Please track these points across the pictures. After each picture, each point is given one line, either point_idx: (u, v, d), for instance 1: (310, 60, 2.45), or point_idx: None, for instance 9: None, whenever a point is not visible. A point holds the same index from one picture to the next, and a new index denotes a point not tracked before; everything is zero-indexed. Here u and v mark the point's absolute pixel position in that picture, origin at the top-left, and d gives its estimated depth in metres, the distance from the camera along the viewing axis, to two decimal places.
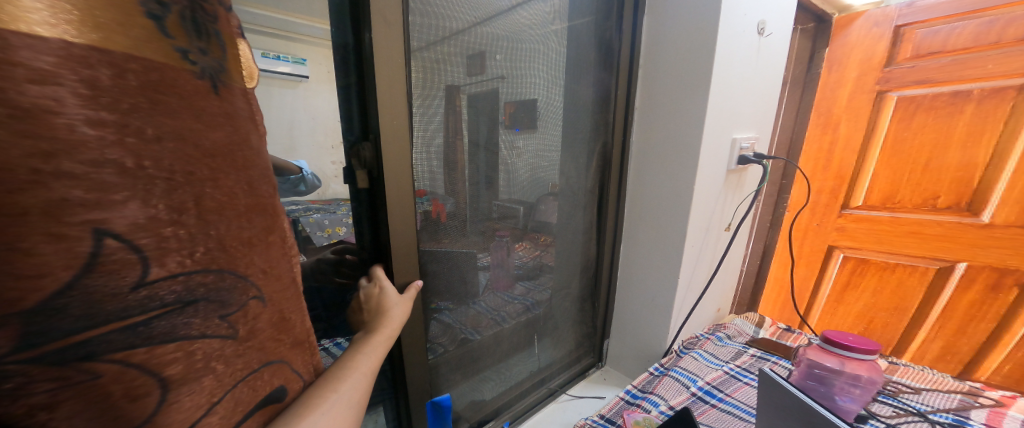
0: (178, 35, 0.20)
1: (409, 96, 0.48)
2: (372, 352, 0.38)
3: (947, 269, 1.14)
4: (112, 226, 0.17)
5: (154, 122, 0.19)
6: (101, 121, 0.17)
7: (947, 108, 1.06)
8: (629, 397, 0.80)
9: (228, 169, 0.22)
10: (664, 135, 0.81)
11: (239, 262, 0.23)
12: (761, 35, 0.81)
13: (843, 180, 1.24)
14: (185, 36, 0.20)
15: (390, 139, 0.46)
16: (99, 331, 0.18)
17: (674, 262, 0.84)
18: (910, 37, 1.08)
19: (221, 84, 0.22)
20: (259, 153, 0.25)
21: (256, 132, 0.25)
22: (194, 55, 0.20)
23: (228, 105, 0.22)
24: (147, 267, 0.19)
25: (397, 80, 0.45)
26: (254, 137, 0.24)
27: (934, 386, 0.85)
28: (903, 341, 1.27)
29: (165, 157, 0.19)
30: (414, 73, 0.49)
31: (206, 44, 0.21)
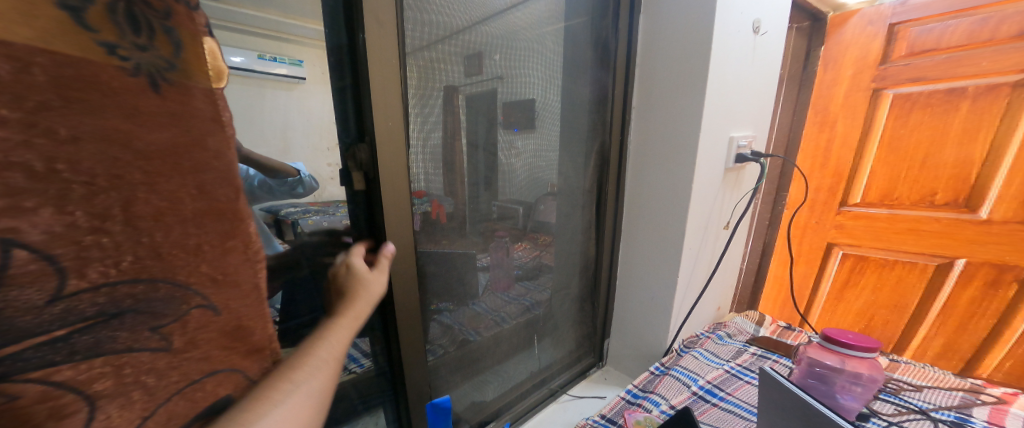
0: (107, 31, 0.20)
1: (405, 97, 0.48)
2: (340, 332, 0.35)
3: (945, 266, 1.14)
4: (22, 236, 0.18)
5: (69, 127, 0.19)
6: (3, 121, 0.17)
7: (943, 105, 1.07)
8: (630, 396, 0.80)
9: (164, 178, 0.23)
10: (662, 134, 0.81)
11: (178, 271, 0.24)
12: (758, 33, 0.81)
13: (841, 178, 1.24)
14: (111, 29, 0.20)
15: (386, 141, 0.46)
16: (17, 348, 0.19)
17: (673, 261, 0.84)
18: (904, 35, 1.09)
19: (163, 81, 0.22)
20: (219, 155, 0.26)
21: (217, 133, 0.25)
22: (124, 50, 0.21)
23: (177, 105, 0.23)
24: (69, 278, 0.20)
25: (393, 81, 0.45)
26: (214, 140, 0.25)
27: (936, 383, 0.85)
28: (904, 339, 1.27)
29: (81, 169, 0.20)
30: (410, 74, 0.49)
31: (150, 41, 0.22)
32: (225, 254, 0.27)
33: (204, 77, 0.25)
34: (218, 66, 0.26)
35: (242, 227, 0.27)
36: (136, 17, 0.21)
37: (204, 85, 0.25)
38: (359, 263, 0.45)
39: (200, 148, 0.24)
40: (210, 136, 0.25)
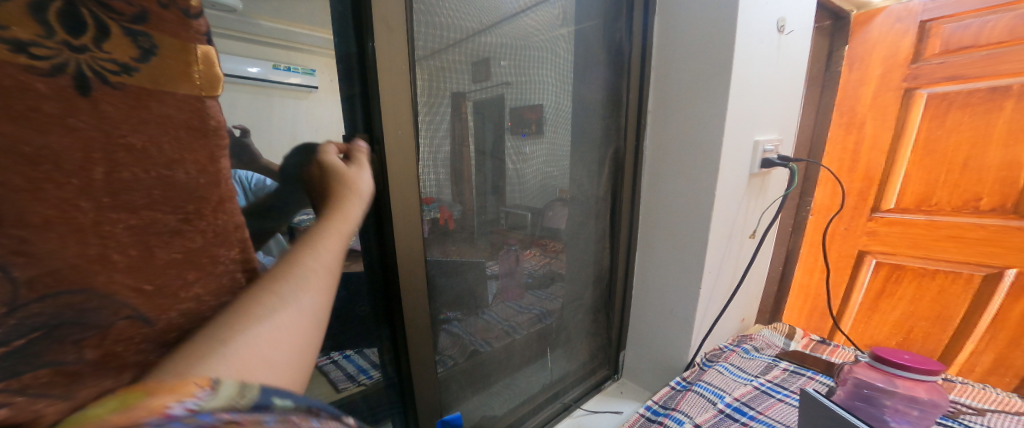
0: (24, 27, 0.20)
1: (414, 106, 0.49)
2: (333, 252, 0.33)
3: (995, 276, 1.06)
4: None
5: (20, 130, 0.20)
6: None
7: (985, 104, 1.00)
8: (650, 413, 0.76)
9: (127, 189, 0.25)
10: (682, 138, 0.78)
11: (98, 281, 0.24)
12: (782, 33, 0.79)
13: (872, 182, 1.17)
14: (40, 30, 0.21)
15: (395, 150, 0.46)
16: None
17: (696, 271, 0.81)
18: (938, 32, 1.04)
19: (101, 83, 0.23)
20: (205, 160, 0.29)
21: (200, 142, 0.29)
22: (43, 50, 0.21)
23: (119, 113, 0.24)
24: (18, 289, 0.21)
25: (400, 91, 0.46)
26: (170, 147, 0.27)
27: (1000, 407, 0.78)
28: (948, 354, 1.17)
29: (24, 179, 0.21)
30: (417, 82, 0.49)
31: (100, 45, 0.23)
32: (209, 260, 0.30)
33: (187, 84, 0.28)
34: (207, 73, 0.29)
35: (231, 235, 0.32)
36: (85, 19, 0.23)
37: (184, 90, 0.27)
38: (339, 169, 0.40)
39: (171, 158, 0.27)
40: (162, 144, 0.26)
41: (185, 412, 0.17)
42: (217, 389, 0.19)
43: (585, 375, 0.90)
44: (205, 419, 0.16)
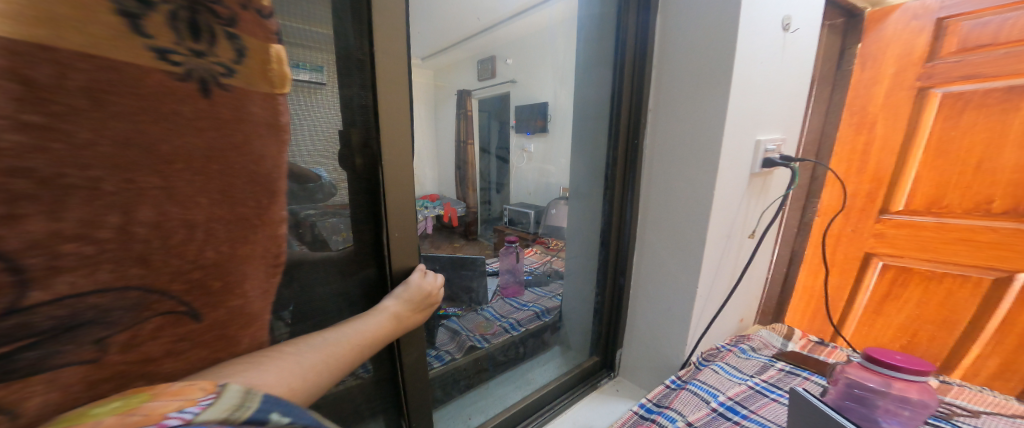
0: (163, 37, 0.25)
1: (404, 93, 0.49)
2: None
3: (1005, 279, 1.03)
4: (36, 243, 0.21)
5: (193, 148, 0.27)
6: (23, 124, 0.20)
7: (1002, 105, 0.97)
8: (643, 411, 0.78)
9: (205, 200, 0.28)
10: (682, 139, 0.77)
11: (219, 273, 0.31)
12: (787, 31, 0.77)
13: (881, 183, 1.16)
14: (165, 36, 0.25)
15: (390, 144, 0.49)
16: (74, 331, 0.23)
17: (693, 271, 0.80)
18: (955, 30, 1.00)
19: (218, 86, 0.28)
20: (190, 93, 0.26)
21: (146, 76, 0.25)
22: (178, 57, 0.26)
23: (224, 111, 0.28)
24: (29, 291, 0.22)
25: (378, 80, 0.46)
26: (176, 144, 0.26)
27: (997, 410, 0.78)
28: (953, 358, 1.16)
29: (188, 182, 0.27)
30: (402, 70, 0.48)
31: (210, 47, 0.27)
32: (237, 196, 0.31)
33: (265, 83, 0.31)
34: (278, 71, 0.32)
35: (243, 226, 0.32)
36: (200, 27, 0.27)
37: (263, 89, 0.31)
38: None
39: (174, 121, 0.26)
40: (232, 150, 0.29)
41: (179, 422, 0.22)
42: (219, 394, 0.25)
43: (568, 367, 0.93)
44: None
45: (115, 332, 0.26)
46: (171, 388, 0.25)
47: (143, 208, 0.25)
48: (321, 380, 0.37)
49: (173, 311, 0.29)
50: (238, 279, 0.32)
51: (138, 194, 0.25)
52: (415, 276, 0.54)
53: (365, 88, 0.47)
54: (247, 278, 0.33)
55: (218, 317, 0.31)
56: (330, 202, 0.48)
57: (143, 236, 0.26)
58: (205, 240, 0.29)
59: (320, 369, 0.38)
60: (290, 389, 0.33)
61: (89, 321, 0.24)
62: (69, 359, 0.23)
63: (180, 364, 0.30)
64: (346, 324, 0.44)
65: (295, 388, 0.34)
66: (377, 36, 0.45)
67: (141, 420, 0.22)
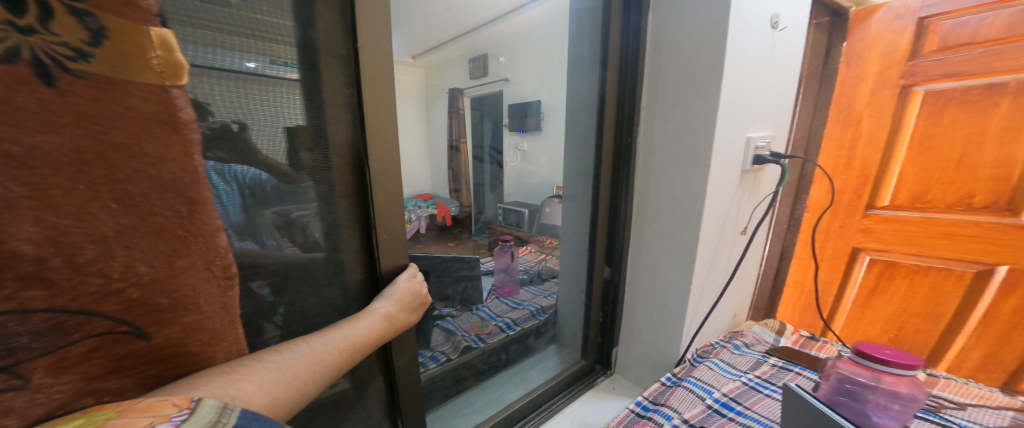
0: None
1: (387, 91, 0.48)
2: None
3: (986, 273, 1.06)
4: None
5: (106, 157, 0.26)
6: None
7: (981, 102, 1.00)
8: (639, 409, 0.78)
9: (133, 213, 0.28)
10: (675, 138, 0.78)
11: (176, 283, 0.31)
12: (776, 29, 0.78)
13: (867, 180, 1.18)
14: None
15: (376, 142, 0.48)
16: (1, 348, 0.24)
17: (687, 268, 0.81)
18: (936, 29, 1.03)
19: (63, 72, 0.24)
20: (22, 79, 0.23)
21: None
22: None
23: (95, 103, 0.25)
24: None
25: (363, 78, 0.45)
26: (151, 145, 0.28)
27: (981, 402, 0.80)
28: (939, 350, 1.19)
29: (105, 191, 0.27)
30: (387, 66, 0.48)
31: (39, 25, 0.23)
32: (154, 204, 0.29)
33: (149, 73, 0.28)
34: (169, 58, 0.29)
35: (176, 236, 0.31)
36: (26, 1, 0.23)
37: (144, 80, 0.28)
38: None
39: (15, 117, 0.23)
40: (145, 140, 0.28)
41: None
42: (194, 409, 0.26)
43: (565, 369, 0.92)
44: None
45: (21, 349, 0.25)
46: (140, 404, 0.26)
47: (23, 222, 0.24)
48: (307, 388, 0.38)
49: (110, 332, 0.29)
50: (187, 295, 0.32)
51: (4, 208, 0.23)
52: (403, 277, 0.54)
53: (350, 85, 0.46)
54: (198, 292, 0.33)
55: (168, 336, 0.31)
56: (324, 203, 0.48)
57: (39, 254, 0.24)
58: (127, 255, 0.28)
59: (306, 377, 0.38)
60: (273, 401, 0.35)
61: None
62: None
63: (128, 379, 0.30)
64: (333, 329, 0.44)
65: (279, 398, 0.35)
66: (361, 35, 0.44)
67: None
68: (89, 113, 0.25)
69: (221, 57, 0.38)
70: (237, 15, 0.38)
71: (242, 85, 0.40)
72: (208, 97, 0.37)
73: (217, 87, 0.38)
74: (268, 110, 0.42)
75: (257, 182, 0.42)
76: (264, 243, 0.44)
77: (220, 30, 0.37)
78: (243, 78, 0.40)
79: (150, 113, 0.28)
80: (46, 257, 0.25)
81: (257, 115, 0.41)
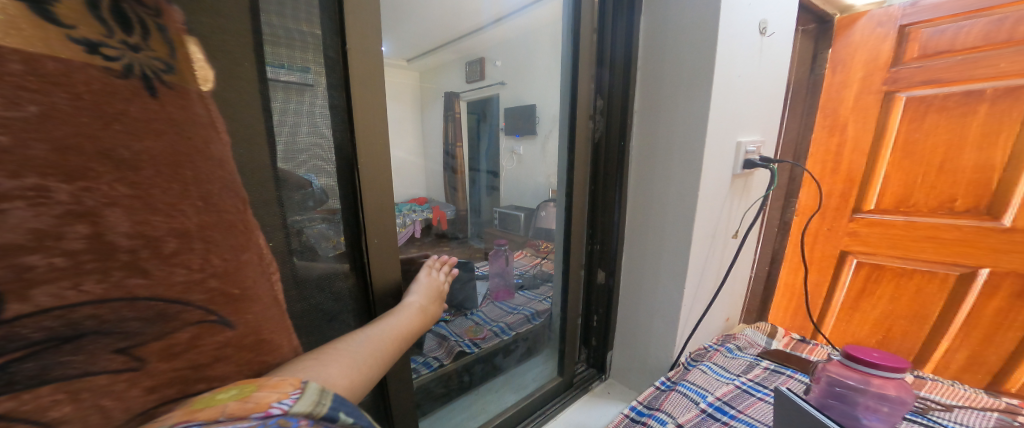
0: (87, 29, 0.22)
1: (376, 92, 0.48)
2: None
3: (969, 275, 1.08)
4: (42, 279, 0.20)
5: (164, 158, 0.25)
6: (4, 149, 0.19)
7: (960, 108, 1.03)
8: (634, 414, 0.77)
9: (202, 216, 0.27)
10: (666, 142, 0.79)
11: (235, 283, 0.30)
12: (764, 35, 0.80)
13: (853, 183, 1.20)
14: (90, 26, 0.22)
15: (366, 144, 0.48)
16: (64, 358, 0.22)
17: (680, 271, 0.81)
18: (916, 37, 1.06)
19: (160, 85, 0.25)
20: (134, 91, 0.24)
21: (75, 72, 0.21)
22: (111, 50, 0.23)
23: (178, 110, 0.26)
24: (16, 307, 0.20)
25: (352, 79, 0.45)
26: (210, 147, 0.28)
27: (968, 403, 0.81)
28: (925, 352, 1.21)
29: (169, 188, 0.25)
30: (377, 68, 0.47)
31: (143, 42, 0.24)
32: (218, 204, 0.29)
33: (195, 83, 0.28)
34: (206, 71, 0.30)
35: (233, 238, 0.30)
36: (128, 17, 0.24)
37: (197, 89, 0.28)
38: None
39: (126, 122, 0.23)
40: (210, 143, 0.28)
41: (280, 411, 0.25)
42: (305, 388, 0.28)
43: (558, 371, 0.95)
44: (292, 423, 0.25)
45: (128, 337, 0.24)
46: (270, 380, 0.29)
47: (112, 214, 0.22)
48: (374, 371, 0.39)
49: (204, 321, 0.28)
50: (251, 287, 0.31)
51: (107, 203, 0.22)
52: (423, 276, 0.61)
53: (341, 87, 0.46)
54: (257, 286, 0.32)
55: (246, 325, 0.31)
56: (322, 208, 0.48)
57: (129, 246, 0.23)
58: (206, 250, 0.27)
59: (373, 362, 0.40)
60: (351, 382, 0.36)
61: (89, 333, 0.22)
62: (71, 372, 0.22)
63: (227, 367, 0.30)
64: (381, 322, 0.46)
65: (355, 380, 0.36)
66: (348, 34, 0.44)
67: (254, 407, 0.25)
68: (175, 121, 0.26)
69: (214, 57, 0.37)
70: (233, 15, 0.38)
71: (240, 88, 0.39)
72: None
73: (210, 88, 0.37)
74: (267, 113, 0.42)
75: (254, 187, 0.42)
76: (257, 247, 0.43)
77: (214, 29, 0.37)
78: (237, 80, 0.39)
79: (202, 118, 0.28)
80: (137, 249, 0.24)
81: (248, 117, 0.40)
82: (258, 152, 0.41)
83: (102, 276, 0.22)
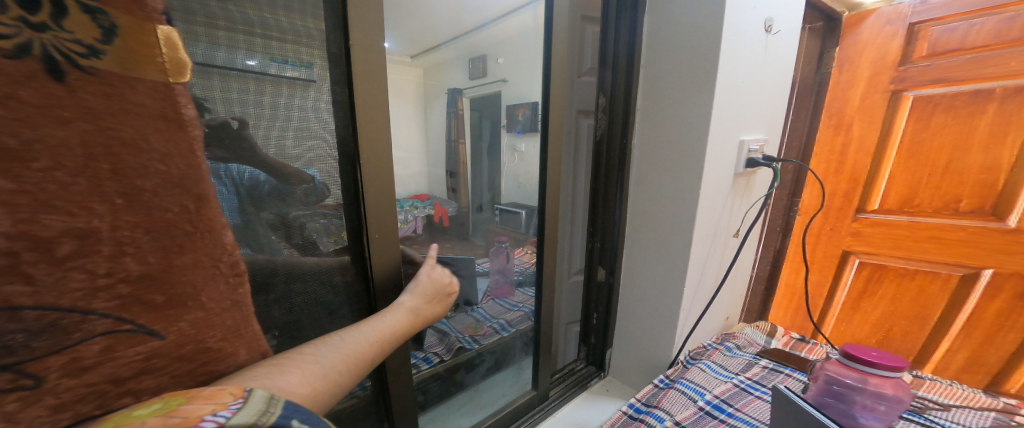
0: None
1: (380, 89, 0.48)
2: None
3: (972, 276, 1.08)
4: None
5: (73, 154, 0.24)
6: None
7: (967, 107, 1.02)
8: (632, 411, 0.78)
9: (121, 217, 0.27)
10: (669, 140, 0.78)
11: (170, 282, 0.29)
12: (770, 33, 0.79)
13: (857, 183, 1.20)
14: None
15: (369, 141, 0.48)
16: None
17: (681, 270, 0.81)
18: (925, 35, 1.04)
19: (74, 68, 0.24)
20: (30, 74, 0.23)
21: None
22: (9, 29, 0.22)
23: (102, 97, 0.25)
24: None
25: (357, 75, 0.45)
26: (160, 138, 0.28)
27: (965, 403, 0.81)
28: (925, 352, 1.21)
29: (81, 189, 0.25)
30: (380, 64, 0.47)
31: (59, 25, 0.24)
32: (150, 203, 0.28)
33: (154, 70, 0.27)
34: (174, 57, 0.28)
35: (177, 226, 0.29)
36: None
37: (146, 75, 0.27)
38: None
39: (16, 108, 0.22)
40: (150, 136, 0.27)
41: (214, 424, 0.24)
42: (246, 399, 0.27)
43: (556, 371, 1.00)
44: None
45: (21, 349, 0.24)
46: (203, 392, 0.28)
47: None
48: (343, 378, 0.38)
49: (116, 331, 0.27)
50: (188, 292, 0.30)
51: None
52: (424, 273, 0.57)
53: (345, 84, 0.46)
54: (201, 290, 0.31)
55: (179, 333, 0.30)
56: (324, 204, 0.48)
57: (9, 249, 0.22)
58: (119, 251, 0.27)
59: (342, 369, 0.39)
60: (313, 391, 0.35)
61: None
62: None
63: (160, 379, 0.30)
64: (366, 322, 0.45)
65: (318, 389, 0.35)
66: (352, 30, 0.44)
67: (182, 422, 0.24)
68: (89, 113, 0.25)
69: (219, 55, 0.38)
70: (240, 13, 0.39)
71: (245, 84, 0.40)
72: (205, 94, 0.38)
73: (215, 85, 0.38)
74: (271, 108, 0.42)
75: (255, 182, 0.42)
76: (258, 244, 0.44)
77: (221, 27, 0.38)
78: (244, 78, 0.40)
79: (150, 109, 0.27)
80: (19, 252, 0.23)
81: (255, 114, 0.41)
82: (266, 146, 0.43)
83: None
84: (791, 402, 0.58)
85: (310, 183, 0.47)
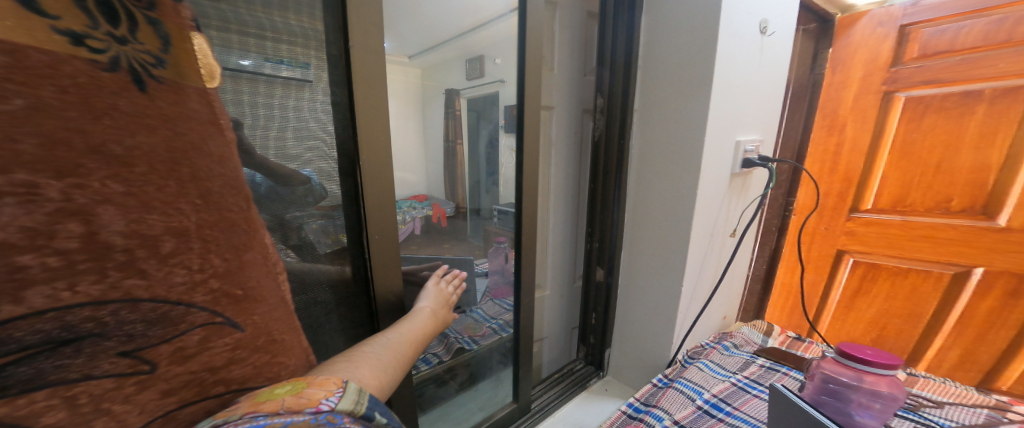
0: (71, 20, 0.20)
1: (379, 90, 0.48)
2: None
3: (963, 274, 1.10)
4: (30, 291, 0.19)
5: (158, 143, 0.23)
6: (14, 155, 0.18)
7: (958, 108, 1.04)
8: (631, 410, 0.78)
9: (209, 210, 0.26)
10: (665, 141, 0.79)
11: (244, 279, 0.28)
12: (764, 34, 0.80)
13: (851, 183, 1.21)
14: (76, 18, 0.20)
15: (368, 142, 0.48)
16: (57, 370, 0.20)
17: (677, 270, 0.82)
18: (916, 37, 1.06)
19: (149, 78, 0.22)
20: (121, 85, 0.21)
21: (60, 64, 0.19)
22: (96, 42, 0.21)
23: (168, 105, 0.23)
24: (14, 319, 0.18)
25: (354, 76, 0.45)
26: (213, 144, 0.26)
27: (959, 400, 0.82)
28: (918, 350, 1.22)
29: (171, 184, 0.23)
30: (378, 65, 0.47)
31: (132, 35, 0.22)
32: (220, 202, 0.26)
33: (199, 78, 0.25)
34: (210, 65, 0.26)
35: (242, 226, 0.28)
36: (114, 7, 0.21)
37: (198, 85, 0.25)
38: None
39: (113, 117, 0.21)
40: (208, 140, 0.25)
41: (328, 408, 0.29)
42: (346, 388, 0.31)
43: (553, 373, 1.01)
44: (338, 419, 0.28)
45: (138, 337, 0.23)
46: (316, 378, 0.31)
47: (105, 212, 0.20)
48: (398, 373, 0.42)
49: (210, 322, 0.26)
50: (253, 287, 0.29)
51: (98, 201, 0.20)
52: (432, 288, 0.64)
53: (344, 85, 0.46)
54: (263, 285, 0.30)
55: (254, 325, 0.29)
56: (321, 205, 0.48)
57: (125, 245, 0.21)
58: (205, 249, 0.25)
59: (396, 366, 0.42)
60: (380, 383, 0.38)
61: (87, 336, 0.21)
62: (71, 375, 0.21)
63: (247, 371, 0.29)
64: (398, 328, 0.50)
65: (383, 382, 0.39)
66: (350, 31, 0.44)
67: (306, 402, 0.28)
68: (169, 117, 0.23)
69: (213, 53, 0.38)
70: (235, 11, 0.38)
71: (241, 84, 0.40)
72: None
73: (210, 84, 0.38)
74: (268, 109, 0.42)
75: (251, 183, 0.42)
76: None
77: (216, 26, 0.37)
78: (239, 77, 0.40)
79: (203, 116, 0.25)
80: (133, 248, 0.22)
81: (252, 114, 0.41)
82: (263, 147, 0.42)
83: (97, 276, 0.20)
84: (789, 400, 0.58)
85: (307, 184, 0.46)
